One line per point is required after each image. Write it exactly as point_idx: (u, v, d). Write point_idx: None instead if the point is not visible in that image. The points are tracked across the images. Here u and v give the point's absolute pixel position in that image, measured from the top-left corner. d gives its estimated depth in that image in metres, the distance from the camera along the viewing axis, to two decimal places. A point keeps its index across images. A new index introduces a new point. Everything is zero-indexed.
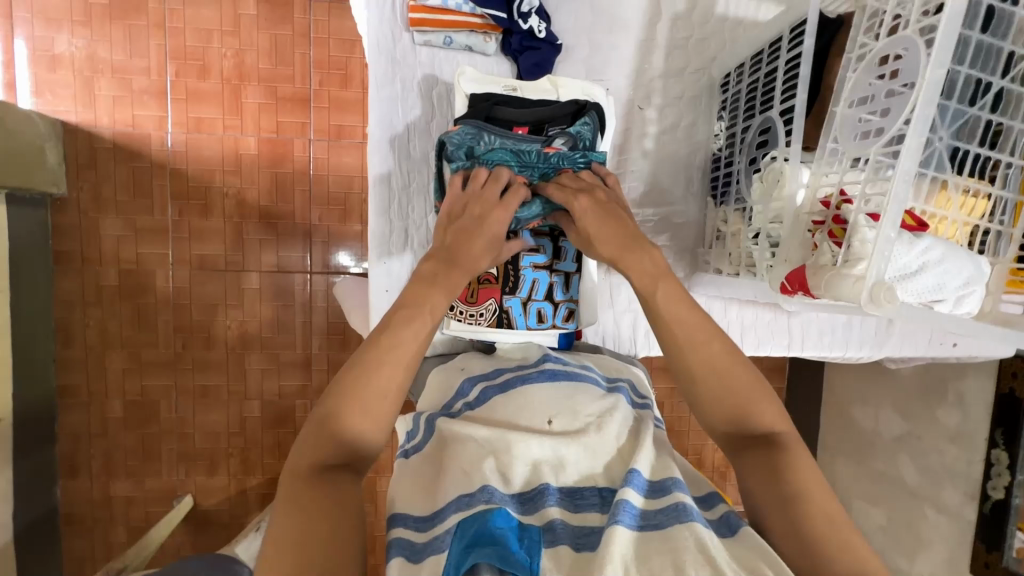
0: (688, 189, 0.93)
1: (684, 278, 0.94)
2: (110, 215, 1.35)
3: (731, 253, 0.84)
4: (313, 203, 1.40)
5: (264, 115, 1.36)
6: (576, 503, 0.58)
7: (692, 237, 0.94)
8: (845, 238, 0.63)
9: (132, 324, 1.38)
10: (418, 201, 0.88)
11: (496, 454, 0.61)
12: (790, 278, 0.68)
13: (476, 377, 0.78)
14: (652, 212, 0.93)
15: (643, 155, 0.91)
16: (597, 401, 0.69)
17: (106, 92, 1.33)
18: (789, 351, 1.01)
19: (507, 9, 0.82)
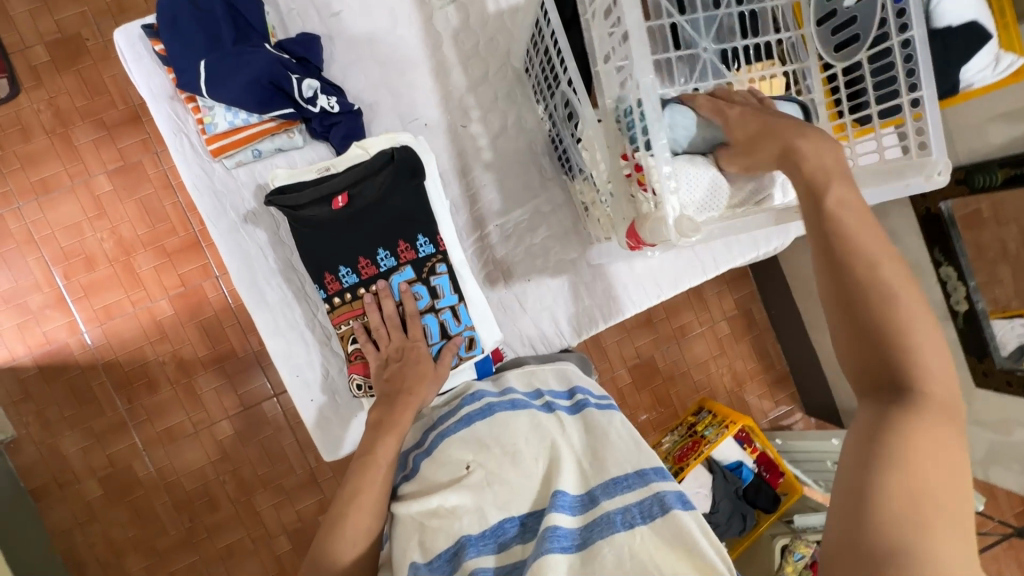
0: (543, 176, 0.96)
1: (580, 257, 0.95)
2: (66, 433, 1.35)
3: (597, 221, 0.83)
4: (248, 331, 1.40)
5: (165, 274, 1.37)
6: (500, 544, 0.68)
7: (569, 217, 0.96)
8: (647, 183, 0.65)
9: (133, 522, 1.37)
10: (299, 308, 0.91)
11: (423, 529, 0.70)
12: (628, 234, 0.70)
13: (410, 447, 0.84)
14: (520, 212, 0.96)
15: (486, 167, 0.95)
16: (516, 431, 0.75)
17: (9, 324, 1.33)
18: (706, 275, 0.97)
19: (291, 102, 0.84)
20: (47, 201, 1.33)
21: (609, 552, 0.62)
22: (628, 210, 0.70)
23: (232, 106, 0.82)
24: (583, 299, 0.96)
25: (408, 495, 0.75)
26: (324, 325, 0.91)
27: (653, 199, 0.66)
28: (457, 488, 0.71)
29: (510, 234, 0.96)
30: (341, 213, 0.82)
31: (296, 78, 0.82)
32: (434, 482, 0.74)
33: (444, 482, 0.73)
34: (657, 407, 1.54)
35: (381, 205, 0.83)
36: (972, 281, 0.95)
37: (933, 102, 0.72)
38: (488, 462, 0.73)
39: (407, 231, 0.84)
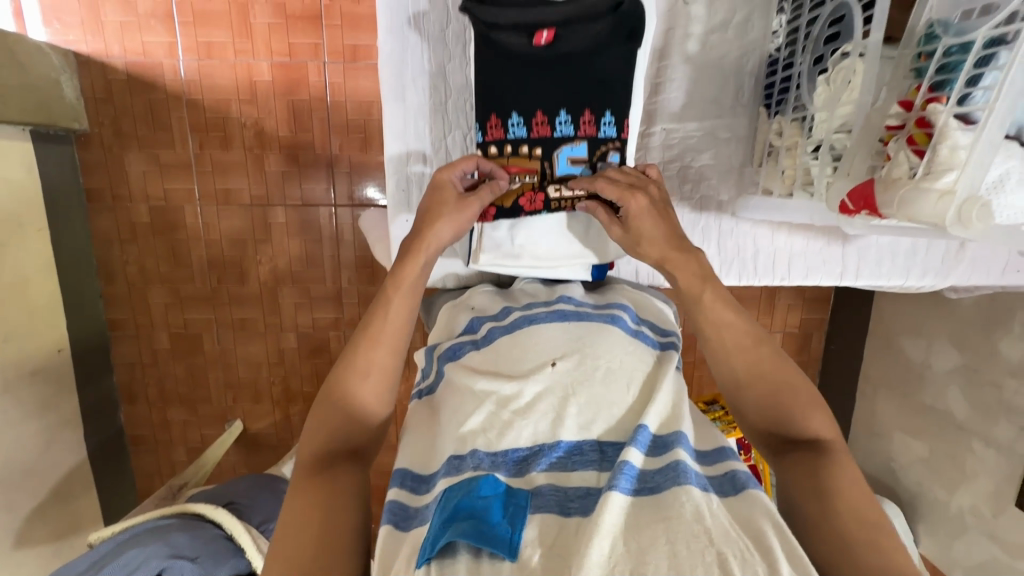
0: (736, 99, 0.88)
1: (729, 200, 0.92)
2: (133, 150, 1.34)
3: (784, 169, 0.79)
4: (333, 131, 1.34)
5: (275, 36, 1.28)
6: (569, 459, 0.59)
7: (739, 154, 0.90)
8: (929, 146, 0.56)
9: (168, 260, 1.41)
10: (430, 121, 0.89)
11: (487, 412, 0.63)
12: (853, 196, 0.65)
13: (484, 316, 0.79)
14: (695, 127, 0.90)
15: (684, 61, 0.87)
16: (608, 348, 0.68)
17: (112, 18, 1.27)
18: (841, 280, 0.96)
19: None
20: None
21: (688, 502, 0.51)
22: (861, 166, 0.65)
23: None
24: (711, 246, 0.94)
25: (476, 363, 0.71)
26: (453, 148, 0.90)
27: (922, 167, 0.57)
28: (538, 382, 0.65)
29: (674, 145, 0.92)
30: (543, 52, 0.78)
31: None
32: (510, 361, 0.69)
33: (519, 368, 0.68)
34: None
35: (586, 58, 0.80)
36: None
37: None
38: (572, 364, 0.66)
39: (598, 99, 0.82)
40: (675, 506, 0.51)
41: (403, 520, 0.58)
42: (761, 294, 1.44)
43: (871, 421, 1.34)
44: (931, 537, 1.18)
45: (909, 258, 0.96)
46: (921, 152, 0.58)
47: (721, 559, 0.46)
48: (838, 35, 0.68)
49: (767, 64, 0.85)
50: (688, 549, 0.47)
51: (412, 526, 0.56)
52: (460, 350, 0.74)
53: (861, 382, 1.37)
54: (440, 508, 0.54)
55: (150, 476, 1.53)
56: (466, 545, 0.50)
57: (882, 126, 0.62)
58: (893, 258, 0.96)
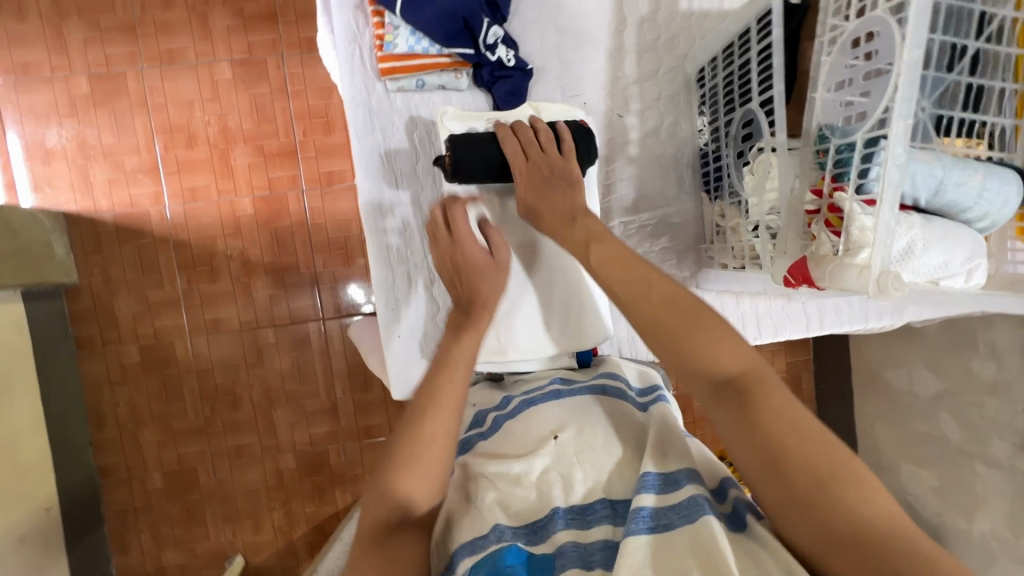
0: (680, 187, 0.96)
1: (691, 277, 0.97)
2: (123, 294, 1.38)
3: (733, 247, 0.85)
4: (315, 250, 1.41)
5: (255, 173, 1.39)
6: (583, 516, 0.61)
7: (693, 235, 0.97)
8: (843, 228, 0.64)
9: (159, 397, 1.41)
10: (413, 243, 0.90)
11: (503, 489, 0.65)
12: (792, 272, 0.68)
13: (487, 407, 0.81)
14: (649, 215, 0.97)
15: (630, 161, 0.95)
16: (602, 414, 0.72)
17: (100, 177, 1.36)
18: (808, 331, 1.03)
19: (473, 44, 0.84)
20: (170, 71, 1.35)
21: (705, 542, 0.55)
22: (794, 245, 0.68)
23: (417, 31, 0.82)
24: None
25: (485, 450, 0.72)
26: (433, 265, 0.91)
27: (841, 246, 0.64)
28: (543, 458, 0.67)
29: (633, 235, 0.97)
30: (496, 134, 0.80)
31: (486, 22, 0.83)
32: (517, 439, 0.71)
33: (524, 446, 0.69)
34: None
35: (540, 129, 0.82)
36: None
37: None
38: (574, 434, 0.69)
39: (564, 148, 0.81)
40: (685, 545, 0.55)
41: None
42: None
43: (877, 457, 1.35)
44: None
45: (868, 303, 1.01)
46: (838, 232, 0.65)
47: None
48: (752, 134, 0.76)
49: (700, 156, 0.94)
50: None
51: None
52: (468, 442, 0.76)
53: (858, 419, 1.39)
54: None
55: None
56: None
57: (801, 211, 0.67)
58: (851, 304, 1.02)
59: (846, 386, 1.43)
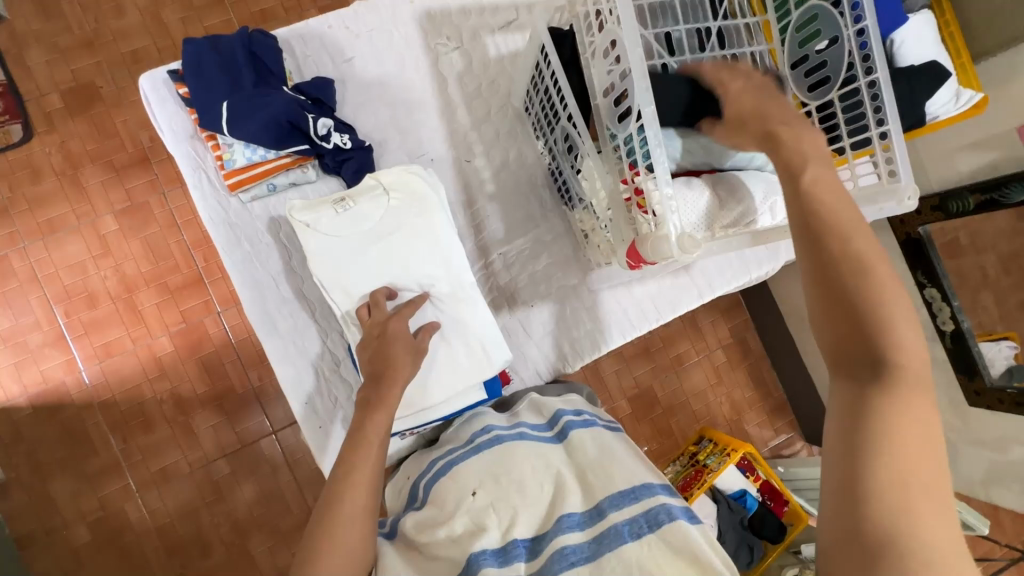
0: (543, 207, 1.02)
1: (581, 282, 0.99)
2: (57, 475, 1.31)
3: (597, 245, 0.89)
4: (247, 367, 1.40)
5: (166, 311, 1.37)
6: (505, 557, 0.63)
7: (570, 246, 1.01)
8: (648, 206, 0.70)
9: (122, 569, 1.32)
10: (310, 335, 0.92)
11: (425, 555, 0.66)
12: (629, 254, 0.73)
13: (419, 477, 0.82)
14: (524, 240, 1.01)
15: (490, 199, 1.00)
16: (519, 456, 0.73)
17: (6, 363, 1.32)
18: (702, 298, 1.02)
19: (307, 139, 0.88)
20: (53, 240, 1.35)
21: (622, 563, 0.59)
22: (628, 231, 0.73)
23: (249, 143, 0.87)
24: (585, 323, 0.99)
25: (414, 517, 0.72)
26: (336, 347, 0.92)
27: (652, 220, 0.69)
28: (464, 511, 0.68)
29: (513, 263, 1.00)
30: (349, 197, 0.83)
31: (311, 117, 0.87)
32: (441, 499, 0.72)
33: (446, 507, 0.70)
34: (658, 438, 1.52)
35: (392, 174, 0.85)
36: (956, 301, 0.99)
37: (901, 135, 0.77)
38: (491, 486, 0.70)
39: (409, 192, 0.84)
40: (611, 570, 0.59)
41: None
42: (683, 324, 1.55)
43: None
44: None
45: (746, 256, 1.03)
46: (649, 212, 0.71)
47: None
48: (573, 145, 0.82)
49: (551, 174, 1.01)
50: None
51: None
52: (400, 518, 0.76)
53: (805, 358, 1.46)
54: None
55: None
56: None
57: (621, 199, 0.74)
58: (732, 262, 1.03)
59: (784, 332, 1.50)
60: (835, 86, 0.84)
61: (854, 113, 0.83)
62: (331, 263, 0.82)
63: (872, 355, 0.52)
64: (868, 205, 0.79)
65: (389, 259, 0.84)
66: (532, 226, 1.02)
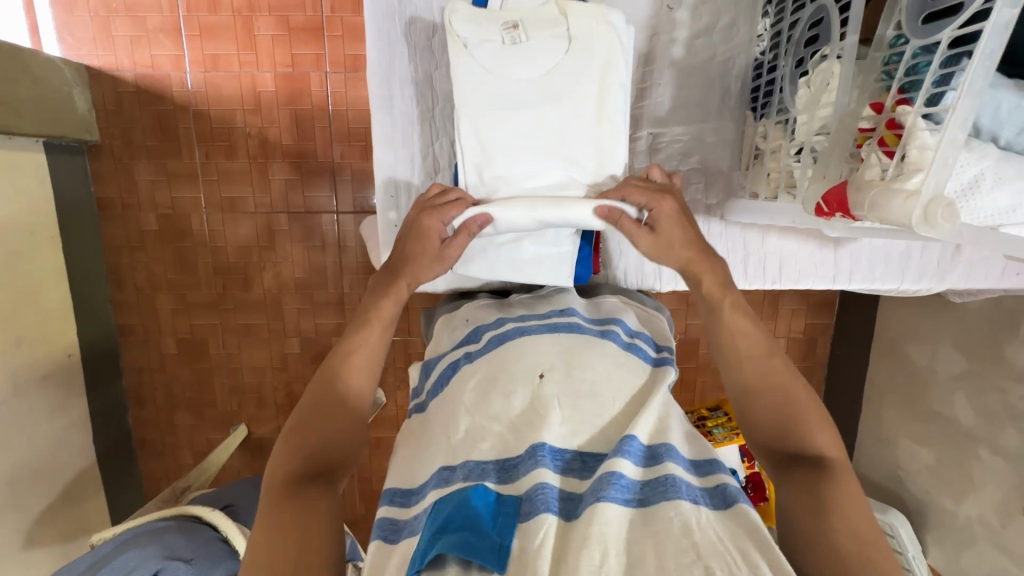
0: (723, 102, 0.87)
1: (718, 205, 0.91)
2: (142, 160, 1.38)
3: (769, 172, 0.77)
4: (335, 139, 1.36)
5: (279, 48, 1.31)
6: (563, 466, 0.58)
7: (728, 158, 0.90)
8: (898, 146, 0.55)
9: (175, 267, 1.44)
10: (420, 129, 0.86)
11: (471, 420, 0.64)
12: (828, 198, 0.63)
13: (482, 325, 0.78)
14: (682, 131, 0.89)
15: (671, 66, 0.86)
16: (597, 358, 0.68)
17: (122, 32, 1.31)
18: (834, 283, 0.97)
19: None
20: None
21: (676, 517, 0.52)
22: (837, 170, 0.63)
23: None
24: None
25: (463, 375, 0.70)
26: (439, 155, 0.87)
27: (893, 167, 0.56)
28: (527, 393, 0.64)
29: (660, 150, 0.90)
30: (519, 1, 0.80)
31: None
32: (500, 368, 0.68)
33: (507, 377, 0.66)
34: (677, 387, 1.50)
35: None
36: None
37: None
38: (560, 374, 0.66)
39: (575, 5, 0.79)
40: (662, 517, 0.52)
41: (393, 533, 0.57)
42: (765, 298, 1.42)
43: (878, 428, 1.31)
44: (939, 547, 1.15)
45: (907, 263, 0.96)
46: (891, 153, 0.57)
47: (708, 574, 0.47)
48: (817, 37, 0.66)
49: (752, 69, 0.84)
50: (676, 563, 0.48)
51: (401, 538, 0.56)
52: (455, 366, 0.73)
53: (867, 389, 1.34)
54: (430, 519, 0.54)
55: (157, 479, 1.56)
56: (456, 558, 0.50)
57: (854, 128, 0.60)
58: (888, 261, 0.96)
59: (861, 355, 1.37)
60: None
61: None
62: (485, 103, 0.78)
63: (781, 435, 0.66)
64: None
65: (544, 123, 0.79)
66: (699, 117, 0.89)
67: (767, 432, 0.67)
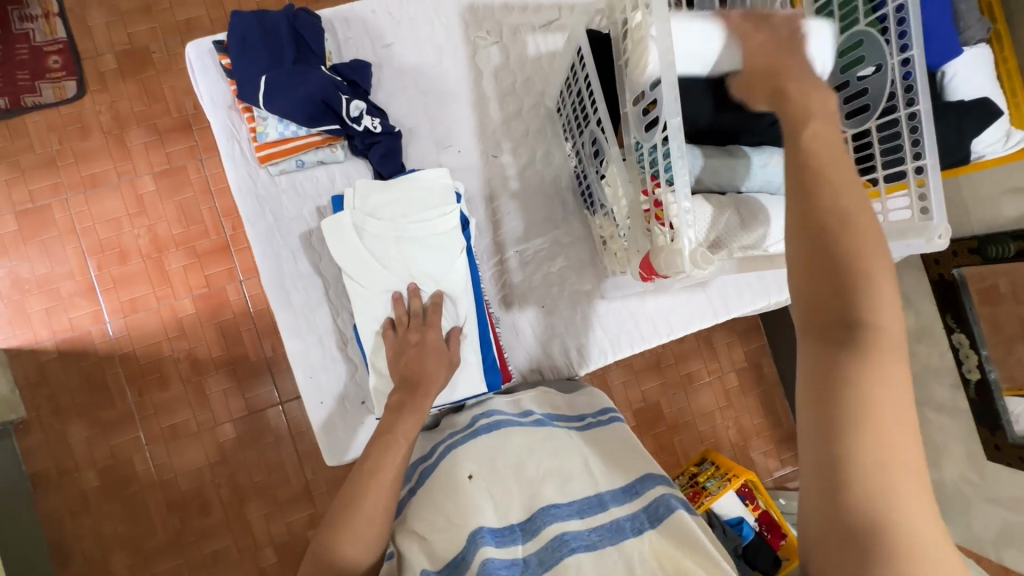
0: (565, 211, 1.03)
1: (594, 288, 1.01)
2: (74, 419, 1.37)
3: (614, 253, 0.90)
4: (263, 336, 1.43)
5: (192, 274, 1.42)
6: (502, 538, 0.68)
7: (586, 251, 1.02)
8: (665, 219, 0.71)
9: (125, 517, 1.37)
10: (323, 311, 0.94)
11: (424, 542, 0.69)
12: (643, 267, 0.76)
13: (416, 460, 0.86)
14: (540, 240, 1.02)
15: (511, 195, 1.02)
16: (514, 444, 0.78)
17: (38, 307, 1.38)
18: (716, 318, 1.02)
19: (339, 119, 0.90)
20: (94, 195, 1.40)
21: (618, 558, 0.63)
22: (642, 242, 0.76)
23: (283, 118, 0.90)
24: (594, 329, 1.01)
25: (410, 510, 0.75)
26: (345, 327, 0.95)
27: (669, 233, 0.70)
28: (457, 496, 0.72)
29: (529, 260, 1.02)
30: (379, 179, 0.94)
31: (345, 98, 0.89)
32: (438, 488, 0.75)
33: (442, 490, 0.74)
34: (660, 453, 1.51)
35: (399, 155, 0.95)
36: (984, 350, 0.98)
37: (936, 170, 0.77)
38: (485, 470, 0.75)
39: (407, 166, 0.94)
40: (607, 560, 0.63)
41: None
42: (698, 343, 1.54)
43: None
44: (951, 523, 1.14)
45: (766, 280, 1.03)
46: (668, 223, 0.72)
47: None
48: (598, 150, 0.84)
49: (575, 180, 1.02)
50: None
51: None
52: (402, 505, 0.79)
53: None
54: None
55: None
56: None
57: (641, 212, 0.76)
58: (750, 285, 1.03)
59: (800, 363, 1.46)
60: (874, 114, 0.86)
61: (891, 144, 0.84)
62: (363, 273, 0.88)
63: (847, 319, 0.52)
64: (896, 240, 0.80)
65: (388, 267, 0.89)
66: (551, 227, 1.03)
67: (831, 311, 0.52)
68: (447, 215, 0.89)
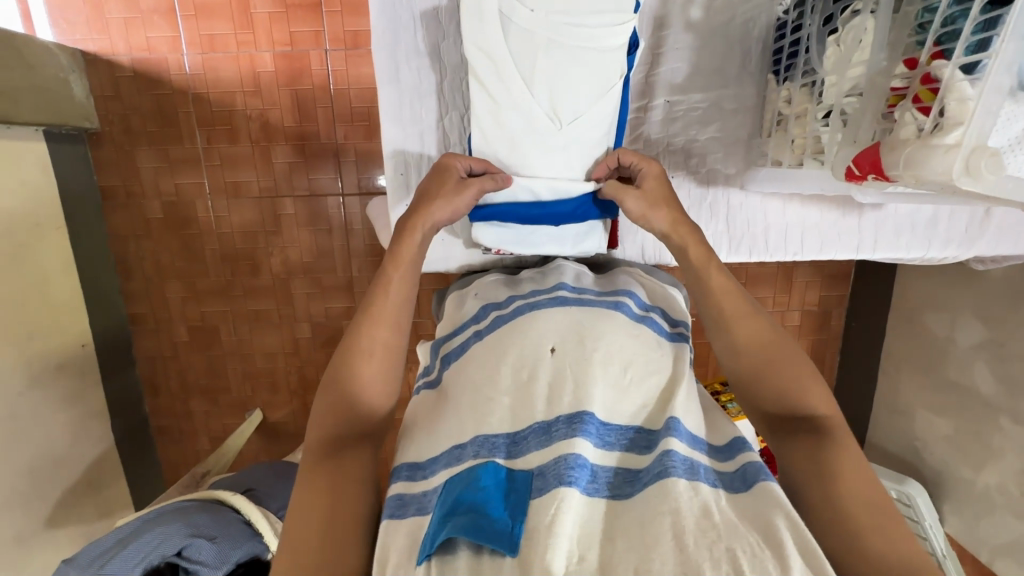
0: (743, 68, 0.94)
1: (738, 173, 0.98)
2: (144, 146, 1.36)
3: (793, 138, 0.83)
4: (337, 120, 1.33)
5: (276, 26, 1.28)
6: (571, 426, 0.58)
7: (748, 125, 0.96)
8: (937, 101, 0.57)
9: (182, 254, 1.43)
10: (429, 104, 0.92)
11: (476, 401, 0.63)
12: (859, 162, 0.67)
13: (489, 303, 0.79)
14: (701, 97, 0.96)
15: (688, 27, 0.92)
16: (613, 332, 0.68)
17: (116, 15, 1.28)
18: (858, 252, 1.04)
19: None
20: None
21: (698, 499, 0.52)
22: (867, 133, 0.67)
23: None
24: (720, 222, 1.02)
25: (470, 355, 0.71)
26: (450, 129, 0.94)
27: (930, 124, 0.58)
28: (536, 365, 0.65)
29: (678, 116, 0.97)
30: None
31: None
32: (512, 346, 0.68)
33: (519, 353, 0.66)
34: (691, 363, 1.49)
35: None
36: None
37: None
38: (574, 347, 0.66)
39: None
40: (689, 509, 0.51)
41: (401, 508, 0.57)
42: (779, 270, 1.39)
43: (894, 400, 1.30)
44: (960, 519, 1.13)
45: (921, 225, 1.03)
46: (926, 109, 0.59)
47: (732, 559, 0.47)
48: None
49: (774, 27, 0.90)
50: (696, 543, 0.48)
51: (408, 514, 0.56)
52: (464, 344, 0.74)
53: (883, 361, 1.33)
54: (440, 501, 0.56)
55: (176, 465, 1.57)
56: (467, 542, 0.52)
57: (886, 87, 0.64)
58: (911, 231, 1.04)
59: (877, 326, 1.35)
60: None
61: None
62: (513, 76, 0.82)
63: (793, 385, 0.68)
64: None
65: (537, 74, 0.83)
66: (718, 84, 0.95)
67: (774, 403, 0.68)
68: (620, 30, 0.81)
